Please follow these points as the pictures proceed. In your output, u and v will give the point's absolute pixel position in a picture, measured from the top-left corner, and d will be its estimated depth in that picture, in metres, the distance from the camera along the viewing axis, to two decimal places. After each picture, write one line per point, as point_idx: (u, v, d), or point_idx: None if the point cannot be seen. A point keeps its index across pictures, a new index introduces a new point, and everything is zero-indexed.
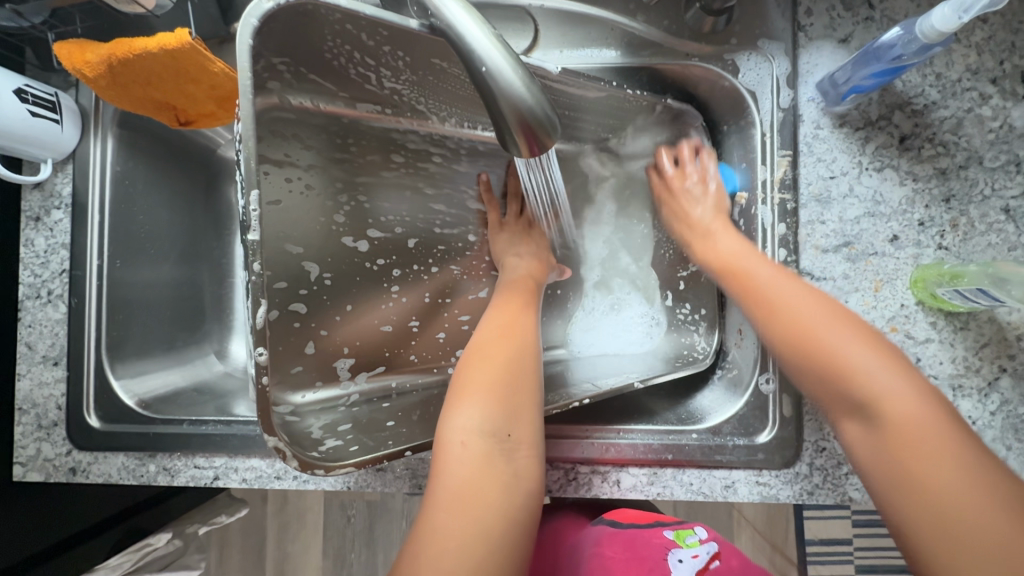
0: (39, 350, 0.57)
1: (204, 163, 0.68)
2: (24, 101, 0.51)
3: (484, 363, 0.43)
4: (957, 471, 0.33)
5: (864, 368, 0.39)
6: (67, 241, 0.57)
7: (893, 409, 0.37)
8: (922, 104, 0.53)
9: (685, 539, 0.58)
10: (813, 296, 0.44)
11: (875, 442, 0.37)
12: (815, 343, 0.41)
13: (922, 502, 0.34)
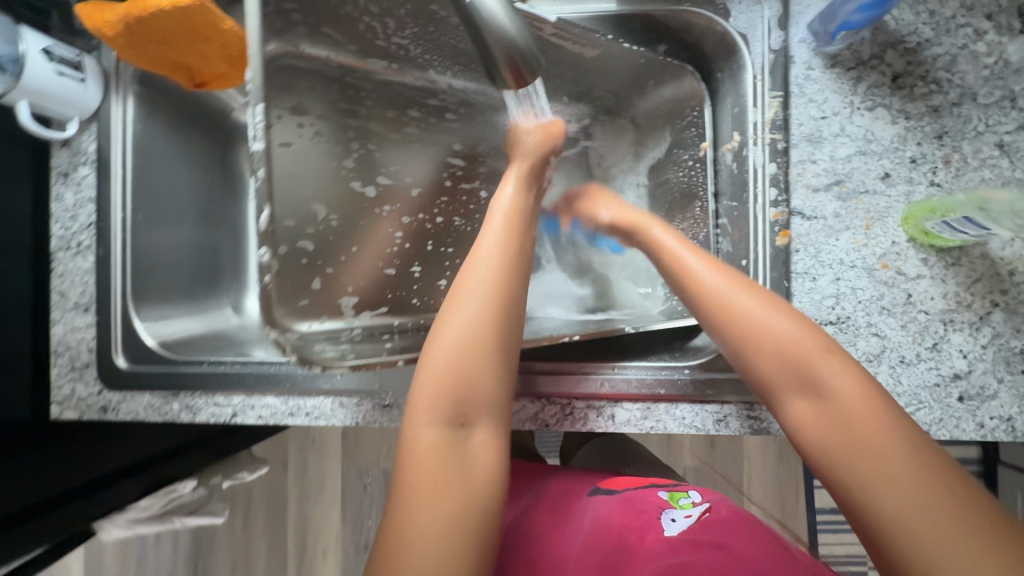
0: (71, 297, 0.61)
1: (218, 125, 0.72)
2: (51, 60, 0.54)
3: (457, 333, 0.42)
4: (915, 471, 0.35)
5: (791, 336, 0.41)
6: (94, 196, 0.61)
7: (853, 405, 0.38)
8: (915, 41, 0.53)
9: (679, 500, 0.53)
10: (748, 287, 0.44)
11: (829, 422, 0.39)
12: (766, 333, 0.42)
13: (886, 483, 0.35)
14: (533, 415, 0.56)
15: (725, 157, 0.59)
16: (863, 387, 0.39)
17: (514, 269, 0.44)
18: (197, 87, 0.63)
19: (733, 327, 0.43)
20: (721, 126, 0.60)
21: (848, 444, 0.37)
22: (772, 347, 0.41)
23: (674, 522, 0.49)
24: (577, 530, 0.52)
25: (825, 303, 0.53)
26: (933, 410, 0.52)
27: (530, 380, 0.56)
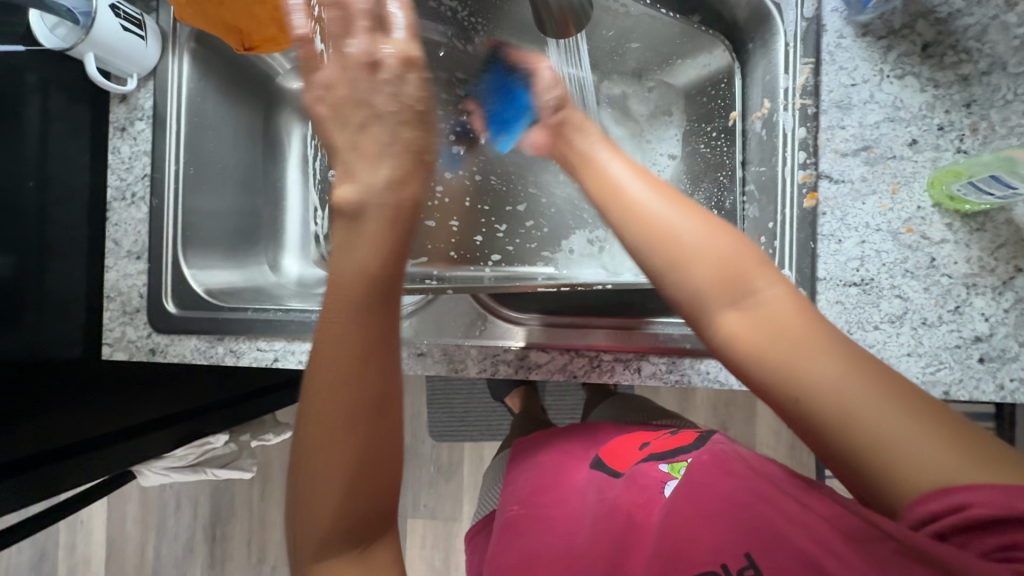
0: (124, 245, 0.65)
1: (263, 90, 0.76)
2: (117, 16, 0.57)
3: (336, 335, 0.37)
4: (847, 370, 0.35)
5: (707, 242, 0.41)
6: (149, 149, 0.65)
7: (778, 311, 0.38)
8: (946, 12, 0.54)
9: (680, 469, 0.51)
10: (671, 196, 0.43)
11: (756, 332, 0.38)
12: (689, 247, 0.41)
13: (823, 387, 0.35)
14: (562, 366, 0.58)
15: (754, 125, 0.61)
16: (795, 300, 0.39)
17: (404, 232, 0.37)
18: (247, 50, 0.66)
19: (666, 242, 0.41)
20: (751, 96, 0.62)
21: (792, 348, 0.36)
22: (701, 254, 0.40)
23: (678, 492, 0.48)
24: (581, 523, 0.50)
25: (849, 264, 0.55)
26: (953, 372, 0.53)
27: (560, 332, 0.58)
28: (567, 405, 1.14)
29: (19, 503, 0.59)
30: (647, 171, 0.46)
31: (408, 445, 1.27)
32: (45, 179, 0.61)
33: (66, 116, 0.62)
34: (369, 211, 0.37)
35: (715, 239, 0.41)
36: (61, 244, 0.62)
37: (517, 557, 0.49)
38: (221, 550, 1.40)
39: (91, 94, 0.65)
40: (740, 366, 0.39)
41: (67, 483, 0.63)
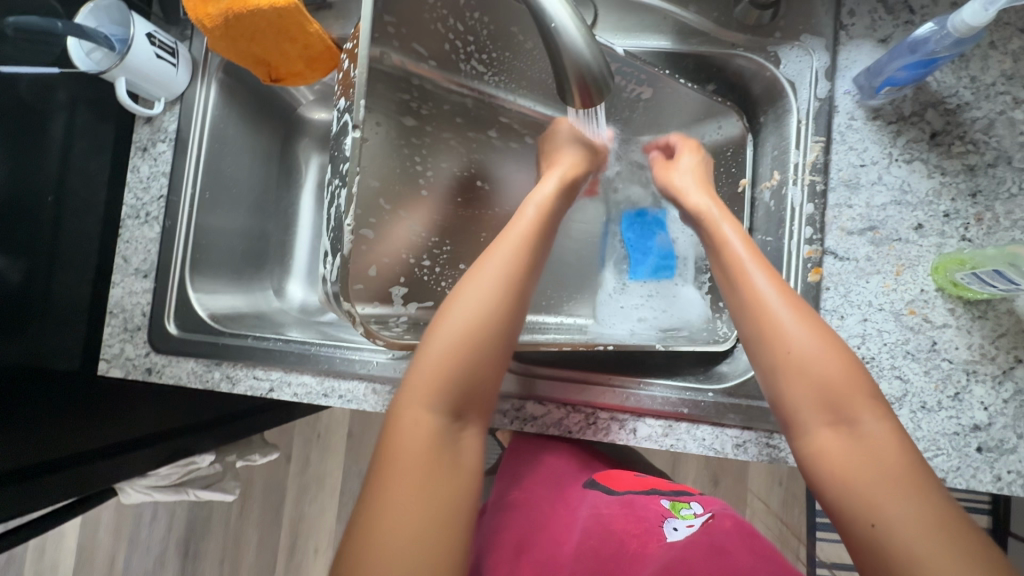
0: (133, 263, 0.66)
1: (284, 118, 0.77)
2: (152, 44, 0.59)
3: (436, 379, 0.43)
4: (931, 506, 0.36)
5: (831, 362, 0.42)
6: (167, 170, 0.66)
7: (875, 434, 0.40)
8: (955, 103, 0.55)
9: (681, 511, 0.55)
10: (805, 311, 0.45)
11: (853, 450, 0.40)
12: (816, 362, 0.42)
13: (902, 506, 0.36)
14: (558, 420, 0.58)
15: (764, 194, 0.62)
16: (898, 436, 0.40)
17: (507, 302, 0.46)
18: (272, 81, 0.67)
19: (775, 342, 0.44)
20: (762, 167, 0.63)
21: (861, 474, 0.38)
22: (809, 357, 0.43)
23: (676, 531, 0.51)
24: (573, 532, 0.54)
25: (851, 341, 0.55)
26: (951, 458, 0.53)
27: (558, 385, 0.58)
28: None
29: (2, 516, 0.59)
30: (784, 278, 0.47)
31: None
32: (63, 193, 0.62)
33: (90, 134, 0.64)
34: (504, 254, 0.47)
35: (829, 361, 0.42)
36: (71, 258, 0.63)
37: (512, 541, 0.55)
38: (192, 566, 1.37)
39: (117, 113, 0.67)
40: (831, 487, 0.40)
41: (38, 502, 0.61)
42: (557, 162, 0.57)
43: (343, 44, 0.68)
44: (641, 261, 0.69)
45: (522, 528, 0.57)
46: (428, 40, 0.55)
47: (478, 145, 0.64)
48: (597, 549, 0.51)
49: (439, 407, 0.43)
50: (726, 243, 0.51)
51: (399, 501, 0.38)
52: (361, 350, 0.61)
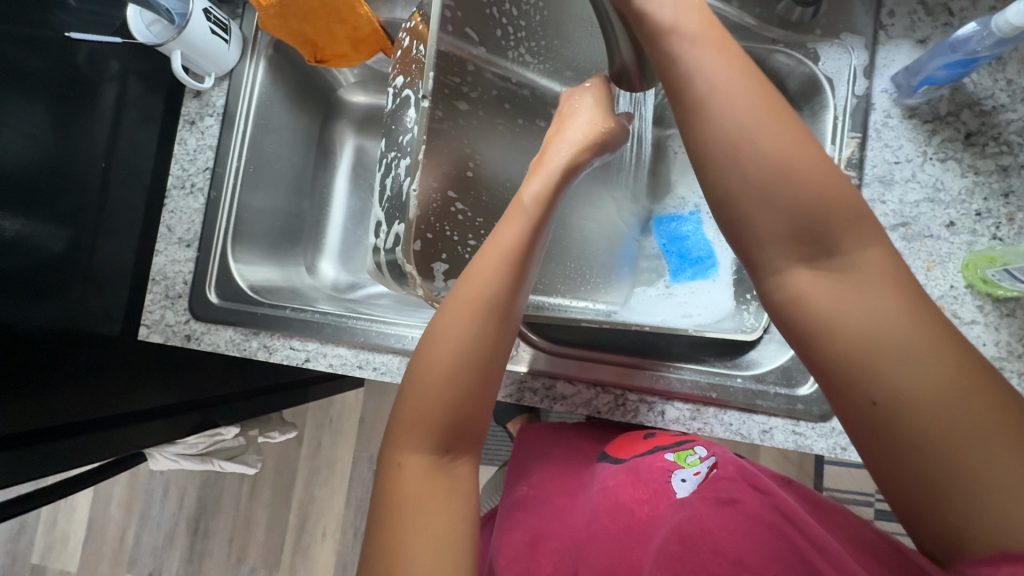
0: (177, 232, 0.67)
1: (324, 99, 0.79)
2: (208, 20, 0.61)
3: (416, 417, 0.42)
4: (945, 365, 0.31)
5: (828, 212, 0.35)
6: (214, 144, 0.68)
7: (878, 285, 0.34)
8: (991, 105, 0.57)
9: (686, 458, 0.55)
10: (797, 151, 0.35)
11: (855, 308, 0.33)
12: (817, 225, 0.35)
13: (910, 369, 0.31)
14: (587, 400, 0.59)
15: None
16: (900, 282, 0.34)
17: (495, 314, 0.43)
18: (317, 61, 0.69)
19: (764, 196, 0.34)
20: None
21: (863, 337, 0.33)
22: (781, 211, 0.34)
23: (684, 484, 0.51)
24: (584, 512, 0.53)
25: None
26: None
27: (589, 366, 0.59)
28: None
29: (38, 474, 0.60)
30: (774, 102, 0.35)
31: None
32: (113, 159, 0.64)
33: (141, 104, 0.66)
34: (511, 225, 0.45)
35: (816, 193, 0.34)
36: (116, 224, 0.65)
37: (525, 535, 0.52)
38: (200, 544, 1.39)
39: (167, 86, 0.69)
40: (828, 352, 0.34)
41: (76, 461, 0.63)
42: (556, 135, 0.52)
43: (389, 28, 0.70)
44: (679, 261, 0.71)
45: (534, 523, 0.54)
46: (479, 26, 0.57)
47: (519, 131, 0.66)
48: (612, 522, 0.50)
49: (425, 445, 0.42)
50: (696, 77, 0.36)
51: (422, 528, 0.38)
52: (398, 325, 0.63)
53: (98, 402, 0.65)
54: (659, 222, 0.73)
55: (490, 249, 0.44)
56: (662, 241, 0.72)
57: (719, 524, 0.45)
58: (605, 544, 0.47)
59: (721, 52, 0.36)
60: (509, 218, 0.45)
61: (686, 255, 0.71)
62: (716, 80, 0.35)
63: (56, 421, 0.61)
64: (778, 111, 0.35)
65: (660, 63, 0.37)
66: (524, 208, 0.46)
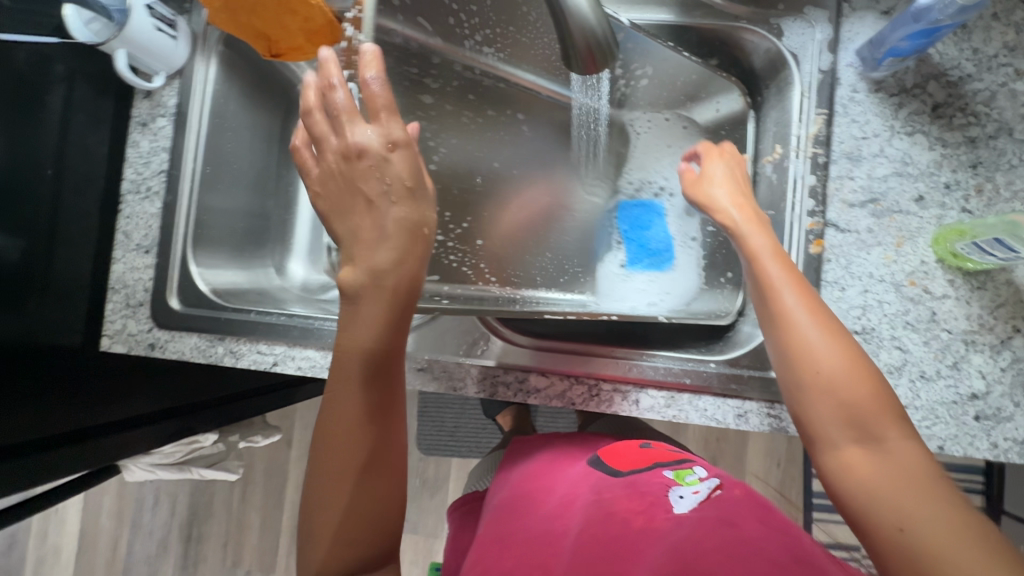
0: (135, 238, 0.65)
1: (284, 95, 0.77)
2: (151, 16, 0.58)
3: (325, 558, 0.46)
4: (949, 512, 0.37)
5: (837, 375, 0.43)
6: (168, 145, 0.65)
7: (897, 449, 0.41)
8: (957, 75, 0.56)
9: (686, 478, 0.57)
10: (830, 332, 0.45)
11: (876, 464, 0.41)
12: (835, 387, 0.43)
13: (921, 516, 0.38)
14: (561, 392, 0.58)
15: (765, 169, 0.62)
16: (920, 454, 0.41)
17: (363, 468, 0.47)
18: (272, 56, 0.67)
19: (801, 360, 0.44)
20: (764, 143, 0.63)
21: (881, 487, 0.40)
22: (829, 389, 0.43)
23: (683, 500, 0.53)
24: (575, 517, 0.54)
25: (851, 312, 0.56)
26: (949, 427, 0.53)
27: (561, 358, 0.58)
28: (559, 427, 1.13)
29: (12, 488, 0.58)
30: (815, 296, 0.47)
31: None
32: (63, 166, 0.62)
33: (89, 107, 0.64)
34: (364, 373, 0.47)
35: (857, 391, 0.43)
36: (71, 233, 0.63)
37: (493, 537, 0.56)
38: (193, 551, 1.38)
39: (116, 88, 0.66)
40: (854, 499, 0.41)
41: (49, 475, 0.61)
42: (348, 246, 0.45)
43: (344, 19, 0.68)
44: (638, 252, 0.70)
45: (511, 531, 0.56)
46: (432, 13, 0.55)
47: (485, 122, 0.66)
48: (602, 536, 0.51)
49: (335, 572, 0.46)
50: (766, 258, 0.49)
51: None
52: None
53: (66, 412, 0.64)
54: (622, 208, 0.71)
55: (344, 413, 0.47)
56: (624, 227, 0.71)
57: (719, 543, 0.47)
58: (584, 539, 0.51)
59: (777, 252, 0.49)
60: (343, 381, 0.47)
61: (646, 245, 0.70)
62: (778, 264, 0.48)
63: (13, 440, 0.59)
64: (817, 306, 0.46)
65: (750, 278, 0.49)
66: (354, 360, 0.47)
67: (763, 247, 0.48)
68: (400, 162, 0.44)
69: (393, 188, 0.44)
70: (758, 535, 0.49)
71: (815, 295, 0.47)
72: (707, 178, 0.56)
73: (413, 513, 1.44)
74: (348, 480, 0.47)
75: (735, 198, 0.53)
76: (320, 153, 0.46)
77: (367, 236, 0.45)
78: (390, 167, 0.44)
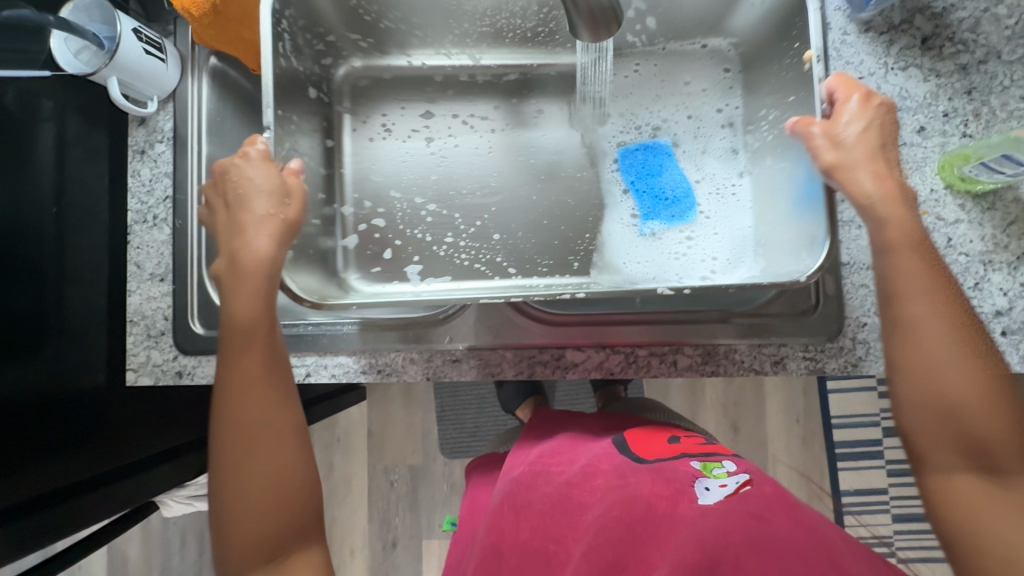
0: (146, 268, 0.64)
1: None
2: (139, 40, 0.57)
3: (249, 542, 0.45)
4: None
5: (970, 400, 0.42)
6: (170, 170, 0.64)
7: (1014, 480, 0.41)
8: (941, 7, 0.57)
9: (713, 470, 0.58)
10: (965, 351, 0.43)
11: (990, 496, 0.41)
12: (960, 411, 0.42)
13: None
14: (598, 364, 0.59)
15: (762, 121, 0.62)
16: None
17: (266, 449, 0.46)
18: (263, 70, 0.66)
19: (930, 373, 0.43)
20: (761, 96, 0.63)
21: (987, 517, 0.41)
22: (957, 408, 0.42)
23: (709, 491, 0.55)
24: (600, 501, 0.56)
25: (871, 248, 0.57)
26: None
27: (594, 330, 0.59)
28: None
29: (54, 538, 0.56)
30: (958, 308, 0.44)
31: (421, 464, 1.44)
32: (64, 202, 0.61)
33: (84, 142, 0.63)
34: (234, 343, 0.48)
35: (985, 418, 0.42)
36: (79, 270, 0.62)
37: (507, 506, 0.57)
38: None
39: (108, 118, 0.66)
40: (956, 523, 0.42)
41: (84, 520, 0.58)
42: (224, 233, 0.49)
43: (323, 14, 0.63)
44: (651, 200, 0.66)
45: (527, 499, 0.58)
46: None
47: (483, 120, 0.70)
48: (624, 520, 0.53)
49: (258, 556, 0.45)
50: (905, 259, 0.45)
51: None
52: (383, 322, 0.61)
53: (95, 454, 0.62)
54: (623, 157, 0.68)
55: (235, 386, 0.47)
56: (630, 178, 0.67)
57: (745, 534, 0.49)
58: (609, 527, 0.53)
59: (920, 257, 0.45)
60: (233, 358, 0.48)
61: (661, 194, 0.66)
62: (919, 271, 0.44)
63: (35, 493, 0.56)
64: (957, 320, 0.44)
65: (879, 269, 0.46)
66: (241, 341, 0.48)
67: (907, 252, 0.45)
68: (256, 167, 0.49)
69: (242, 192, 0.48)
70: (786, 529, 0.50)
71: (957, 307, 0.44)
72: (841, 143, 0.48)
73: (446, 517, 1.44)
74: (252, 474, 0.46)
75: (877, 180, 0.46)
76: (202, 188, 0.51)
77: (226, 233, 0.49)
78: (251, 175, 0.49)
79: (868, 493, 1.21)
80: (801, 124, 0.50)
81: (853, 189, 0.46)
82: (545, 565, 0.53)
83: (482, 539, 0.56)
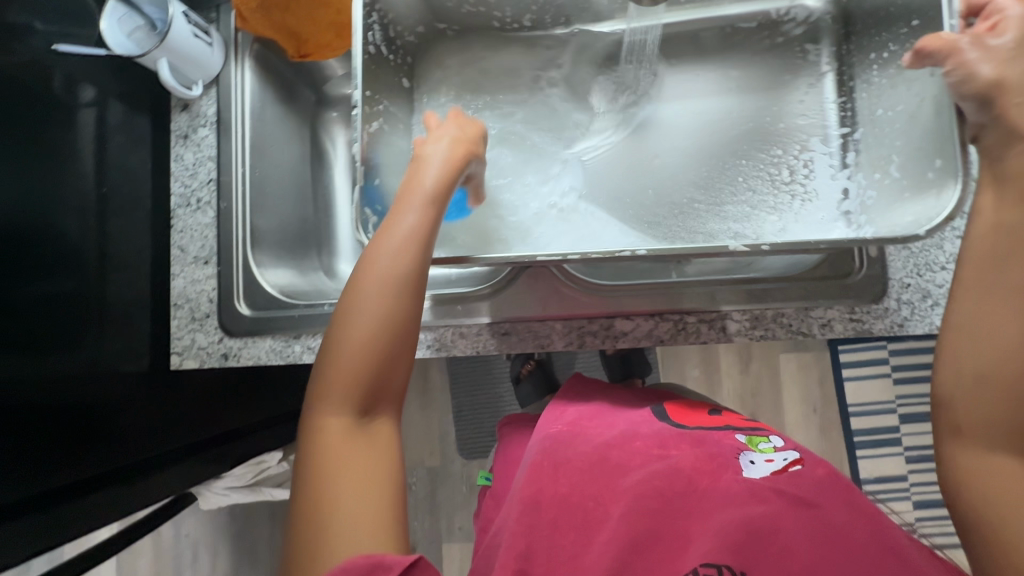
0: (190, 251, 0.65)
1: (315, 81, 0.74)
2: (188, 23, 0.59)
3: (342, 380, 0.43)
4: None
5: None
6: (213, 153, 0.65)
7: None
8: None
9: (759, 444, 0.55)
10: None
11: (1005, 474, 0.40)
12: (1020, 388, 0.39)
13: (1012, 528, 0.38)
14: (648, 332, 0.59)
15: (874, 69, 0.59)
16: None
17: (386, 301, 0.44)
18: (300, 58, 0.66)
19: (997, 344, 0.40)
20: (863, 53, 0.61)
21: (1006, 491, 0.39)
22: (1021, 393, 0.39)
23: (755, 465, 0.51)
24: (638, 465, 0.52)
25: None
26: None
27: (643, 299, 0.59)
28: None
29: (81, 528, 0.55)
30: None
31: (439, 466, 1.42)
32: (106, 183, 0.61)
33: (127, 126, 0.63)
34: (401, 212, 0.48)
35: None
36: (122, 254, 0.62)
37: (541, 457, 0.53)
38: None
39: (150, 104, 0.66)
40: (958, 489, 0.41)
41: (104, 517, 0.57)
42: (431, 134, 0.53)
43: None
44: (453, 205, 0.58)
45: (565, 454, 0.53)
46: None
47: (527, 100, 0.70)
48: (666, 492, 0.49)
49: (350, 401, 0.43)
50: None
51: (342, 497, 0.39)
52: (428, 297, 0.61)
53: (129, 442, 0.61)
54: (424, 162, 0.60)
55: (380, 248, 0.45)
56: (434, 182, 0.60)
57: (798, 524, 0.45)
58: (642, 504, 0.48)
59: None
60: (392, 223, 0.46)
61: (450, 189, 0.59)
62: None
63: (71, 479, 0.55)
64: None
65: (988, 220, 0.43)
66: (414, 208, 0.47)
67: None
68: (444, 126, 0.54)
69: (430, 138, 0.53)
70: (842, 515, 0.47)
71: None
72: (1002, 60, 0.43)
73: (464, 521, 1.42)
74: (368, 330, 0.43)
75: None
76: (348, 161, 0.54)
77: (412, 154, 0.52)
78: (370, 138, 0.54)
79: (891, 479, 1.20)
80: (937, 46, 0.47)
81: (1018, 119, 0.42)
82: (582, 521, 0.49)
83: (518, 492, 0.51)
